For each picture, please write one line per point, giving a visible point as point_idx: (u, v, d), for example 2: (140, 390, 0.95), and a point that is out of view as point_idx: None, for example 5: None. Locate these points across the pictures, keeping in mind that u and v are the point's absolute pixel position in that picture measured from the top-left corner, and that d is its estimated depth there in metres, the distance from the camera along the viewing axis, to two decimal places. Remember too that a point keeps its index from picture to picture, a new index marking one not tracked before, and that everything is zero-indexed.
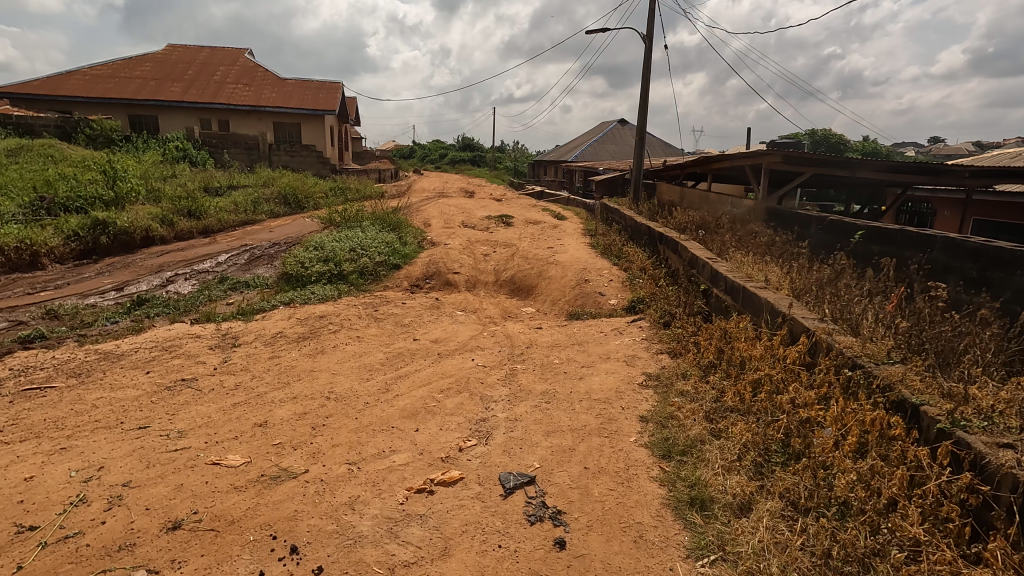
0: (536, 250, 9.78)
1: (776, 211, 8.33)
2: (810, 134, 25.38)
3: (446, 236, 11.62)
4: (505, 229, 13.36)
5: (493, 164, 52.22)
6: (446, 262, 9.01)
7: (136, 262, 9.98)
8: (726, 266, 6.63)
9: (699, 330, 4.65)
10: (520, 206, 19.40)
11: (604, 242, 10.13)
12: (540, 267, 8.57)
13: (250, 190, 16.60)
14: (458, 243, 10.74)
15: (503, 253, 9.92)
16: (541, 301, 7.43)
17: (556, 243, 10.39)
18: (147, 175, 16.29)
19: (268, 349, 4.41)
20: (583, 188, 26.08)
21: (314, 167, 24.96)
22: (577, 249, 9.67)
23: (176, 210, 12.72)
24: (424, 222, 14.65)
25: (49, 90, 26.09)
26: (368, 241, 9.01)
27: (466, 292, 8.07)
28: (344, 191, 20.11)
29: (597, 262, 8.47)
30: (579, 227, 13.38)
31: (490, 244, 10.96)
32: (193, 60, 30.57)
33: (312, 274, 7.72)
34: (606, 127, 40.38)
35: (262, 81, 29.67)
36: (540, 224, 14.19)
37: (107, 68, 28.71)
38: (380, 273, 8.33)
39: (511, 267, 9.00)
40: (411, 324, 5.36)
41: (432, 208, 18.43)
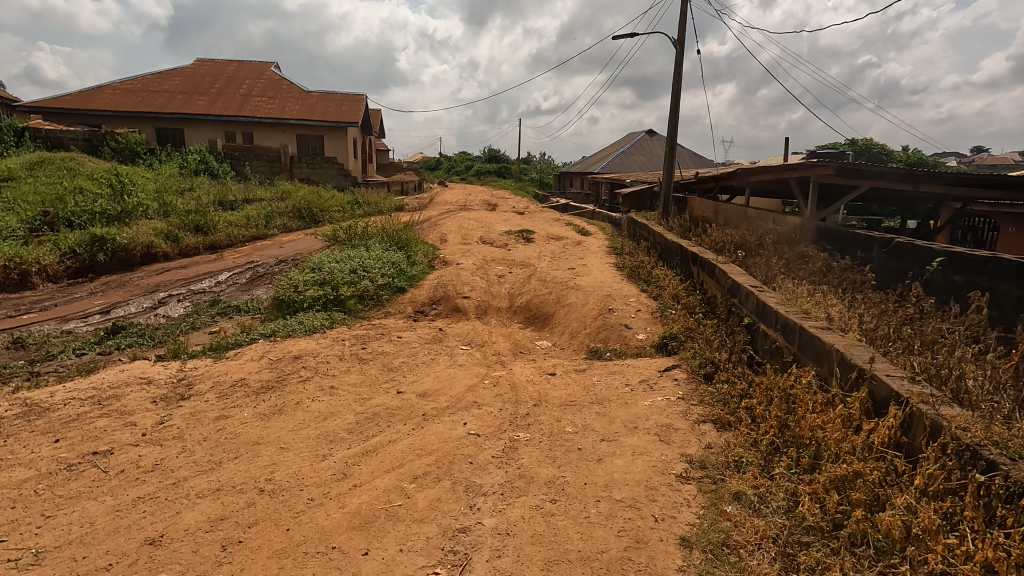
0: (556, 271, 8.91)
1: (829, 231, 7.30)
2: (850, 145, 23.97)
3: (459, 254, 10.85)
4: (525, 246, 12.52)
5: (519, 175, 51.59)
6: (456, 285, 8.22)
7: (133, 282, 9.48)
8: (775, 297, 5.64)
9: (751, 387, 3.70)
10: (543, 221, 18.58)
11: (632, 263, 9.20)
12: (558, 292, 7.69)
13: (264, 204, 16.20)
14: (472, 262, 9.95)
15: (520, 274, 9.07)
16: (558, 333, 6.56)
17: (577, 264, 9.51)
18: (163, 188, 16.04)
19: (219, 404, 3.65)
20: (609, 200, 25.12)
21: (335, 180, 24.68)
22: (601, 270, 8.77)
23: (184, 225, 12.30)
24: (441, 237, 13.95)
25: (80, 105, 26.49)
26: (372, 262, 8.28)
27: (475, 320, 7.24)
28: (362, 205, 19.62)
29: (623, 287, 7.54)
30: (604, 244, 12.46)
31: (506, 264, 10.13)
32: (221, 74, 30.79)
33: (305, 300, 7.01)
34: (633, 138, 39.35)
35: (287, 94, 29.66)
36: (562, 241, 13.32)
37: (137, 83, 29.12)
38: (381, 299, 7.58)
39: (527, 290, 8.14)
40: (401, 367, 4.55)
41: (451, 222, 17.76)
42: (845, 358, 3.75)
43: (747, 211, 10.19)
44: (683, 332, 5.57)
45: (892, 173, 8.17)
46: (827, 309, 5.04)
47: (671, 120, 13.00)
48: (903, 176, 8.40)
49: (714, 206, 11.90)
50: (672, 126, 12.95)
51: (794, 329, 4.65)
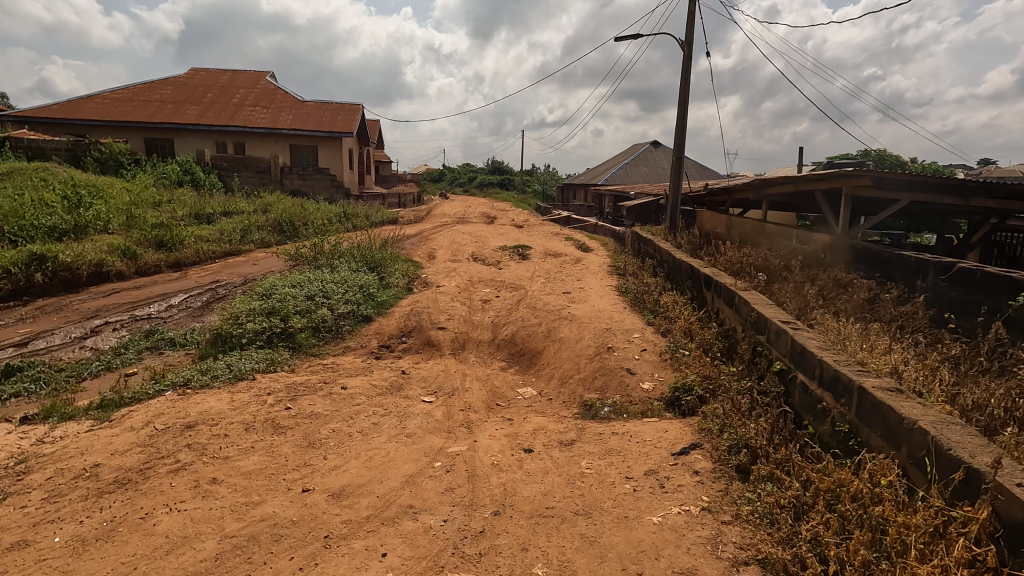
0: (549, 295, 7.77)
1: (869, 253, 6.13)
2: (864, 155, 22.86)
3: (443, 275, 9.77)
4: (518, 265, 11.39)
5: (521, 188, 50.70)
6: (432, 312, 7.09)
7: (72, 306, 8.40)
8: (815, 339, 4.50)
9: (807, 491, 2.58)
10: (541, 236, 17.46)
11: (637, 286, 8.07)
12: (549, 322, 6.55)
13: (244, 216, 15.19)
14: (455, 284, 8.83)
15: (508, 300, 7.94)
16: (546, 376, 5.41)
17: (574, 286, 8.37)
18: (136, 201, 15.07)
19: (35, 516, 2.54)
20: (612, 213, 24.04)
21: (327, 192, 23.72)
22: (601, 296, 7.65)
23: (147, 240, 11.27)
24: (429, 255, 12.86)
25: (67, 114, 25.70)
26: (334, 286, 7.17)
27: (449, 358, 6.10)
28: (351, 218, 18.58)
29: (626, 317, 6.38)
30: (605, 263, 11.35)
31: (494, 286, 9.01)
32: (214, 84, 30.07)
33: (245, 333, 5.87)
34: (638, 150, 38.37)
35: (280, 104, 28.85)
36: (560, 259, 12.22)
37: (128, 93, 28.39)
38: (340, 332, 6.45)
39: (514, 319, 7.01)
40: (326, 444, 3.40)
41: (444, 237, 16.67)
42: (939, 446, 2.62)
43: (766, 228, 9.09)
44: (702, 383, 4.42)
45: (937, 184, 6.98)
46: (887, 360, 3.90)
47: (679, 128, 11.94)
48: (950, 188, 7.19)
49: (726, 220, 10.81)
50: (680, 134, 11.88)
51: (851, 390, 3.52)
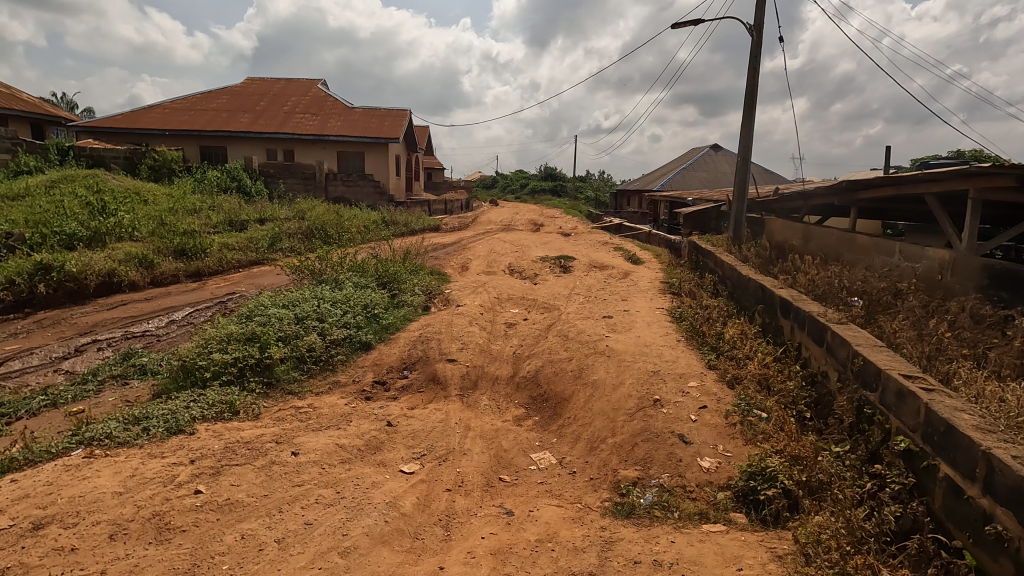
0: (586, 320, 6.46)
1: (1020, 278, 4.51)
2: (961, 155, 20.10)
3: (469, 291, 8.64)
4: (557, 279, 10.11)
5: (574, 195, 49.27)
6: (444, 340, 5.96)
7: (70, 320, 7.82)
8: (965, 410, 3.04)
9: None
10: (588, 245, 16.11)
11: (694, 310, 6.64)
12: (581, 358, 5.26)
13: (277, 223, 14.69)
14: (479, 302, 7.68)
15: (536, 324, 6.69)
16: (571, 436, 4.13)
17: (617, 309, 7.01)
18: (173, 208, 14.87)
19: None
20: (667, 221, 22.34)
21: (370, 199, 23.25)
22: (649, 322, 6.26)
23: (168, 249, 10.78)
24: (461, 267, 11.82)
25: (128, 124, 26.55)
26: (332, 307, 6.16)
27: (455, 403, 4.93)
28: (388, 226, 17.86)
29: (681, 352, 5.00)
30: (657, 278, 9.91)
31: (525, 305, 7.79)
32: (267, 93, 30.53)
33: (210, 364, 4.87)
34: (696, 154, 36.20)
35: (330, 112, 28.88)
36: (606, 272, 10.84)
37: (187, 103, 29.19)
38: (327, 365, 5.40)
39: (540, 350, 5.76)
40: (216, 567, 2.31)
41: (482, 246, 15.61)
42: None
43: (856, 240, 7.46)
44: (790, 472, 3.07)
45: None
46: None
47: (746, 124, 10.36)
48: None
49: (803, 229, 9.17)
50: (747, 131, 10.29)
51: None
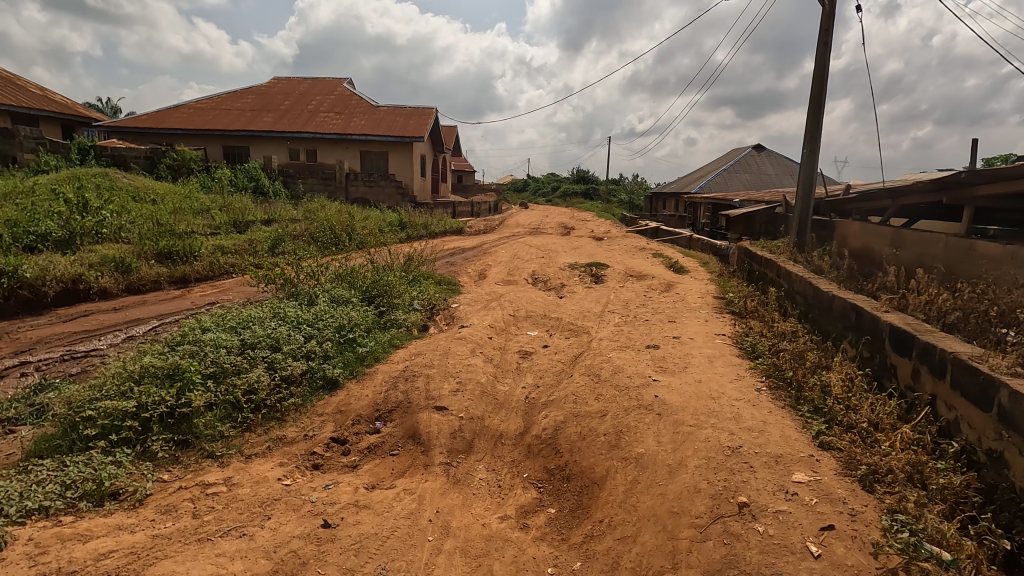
0: (623, 351, 4.90)
1: None
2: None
3: (479, 305, 7.20)
4: (587, 291, 8.56)
5: (607, 198, 47.42)
6: (434, 377, 4.50)
7: (14, 335, 6.68)
8: None
9: None
10: (623, 250, 14.48)
11: (770, 341, 4.99)
12: (619, 414, 3.69)
13: (284, 224, 13.58)
14: (488, 322, 6.21)
15: (558, 354, 5.17)
16: (603, 560, 2.59)
17: (664, 336, 5.41)
18: (177, 209, 13.94)
19: None
20: (709, 225, 20.49)
21: (391, 200, 22.13)
22: (711, 357, 4.64)
23: (152, 252, 9.67)
24: (478, 276, 10.42)
25: (152, 124, 26.10)
26: (293, 331, 4.78)
27: (436, 477, 3.46)
28: (405, 229, 16.61)
29: (768, 412, 3.39)
30: (708, 292, 8.26)
31: (545, 325, 6.30)
32: (293, 93, 29.94)
33: (99, 416, 3.49)
34: (739, 154, 34.04)
35: (353, 111, 27.97)
36: (645, 283, 9.23)
37: (213, 103, 28.76)
38: (271, 414, 4.01)
39: (560, 396, 4.24)
40: None
41: (505, 251, 14.16)
42: None
43: (978, 249, 5.70)
44: None
45: None
46: None
47: (815, 110, 8.64)
48: None
49: (892, 233, 7.41)
50: (815, 119, 8.60)
51: None
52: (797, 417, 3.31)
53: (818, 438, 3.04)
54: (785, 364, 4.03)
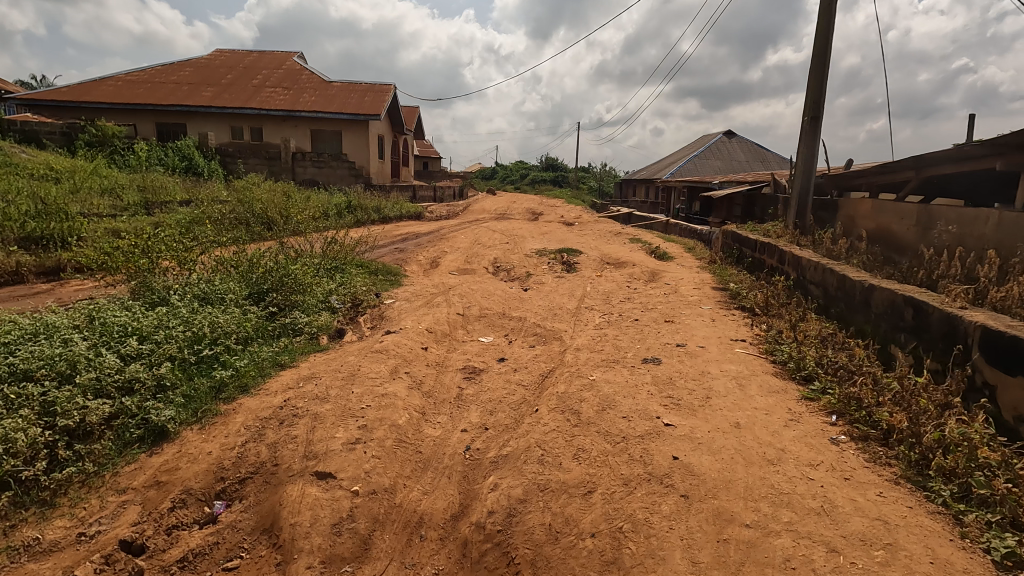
0: (610, 369, 3.39)
1: None
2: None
3: (420, 302, 5.62)
4: (558, 281, 7.06)
5: (577, 184, 46.01)
6: (324, 419, 2.90)
7: None
8: None
9: None
10: (598, 236, 13.07)
11: (814, 351, 3.57)
12: (615, 494, 2.17)
13: (207, 204, 11.64)
14: (425, 324, 4.64)
15: (518, 374, 3.64)
16: None
17: (662, 345, 3.93)
18: (78, 187, 11.80)
19: None
20: (685, 211, 19.29)
21: (343, 181, 20.14)
22: (738, 380, 3.18)
23: (16, 235, 7.70)
24: (430, 265, 8.82)
25: (73, 97, 23.27)
26: (108, 348, 3.08)
27: None
28: (354, 213, 14.81)
29: (878, 495, 1.93)
30: (702, 281, 6.88)
31: (503, 329, 4.76)
32: (237, 66, 27.47)
33: None
34: (709, 141, 33.09)
35: (303, 86, 25.68)
36: (627, 272, 7.78)
37: (146, 75, 26.08)
38: (27, 500, 2.36)
39: (516, 448, 2.69)
40: None
41: (466, 236, 12.56)
42: None
43: None
44: None
45: None
46: None
47: None
48: None
49: (915, 209, 6.16)
50: None
51: None
52: (934, 506, 1.86)
53: (1001, 564, 1.58)
54: (867, 395, 2.59)
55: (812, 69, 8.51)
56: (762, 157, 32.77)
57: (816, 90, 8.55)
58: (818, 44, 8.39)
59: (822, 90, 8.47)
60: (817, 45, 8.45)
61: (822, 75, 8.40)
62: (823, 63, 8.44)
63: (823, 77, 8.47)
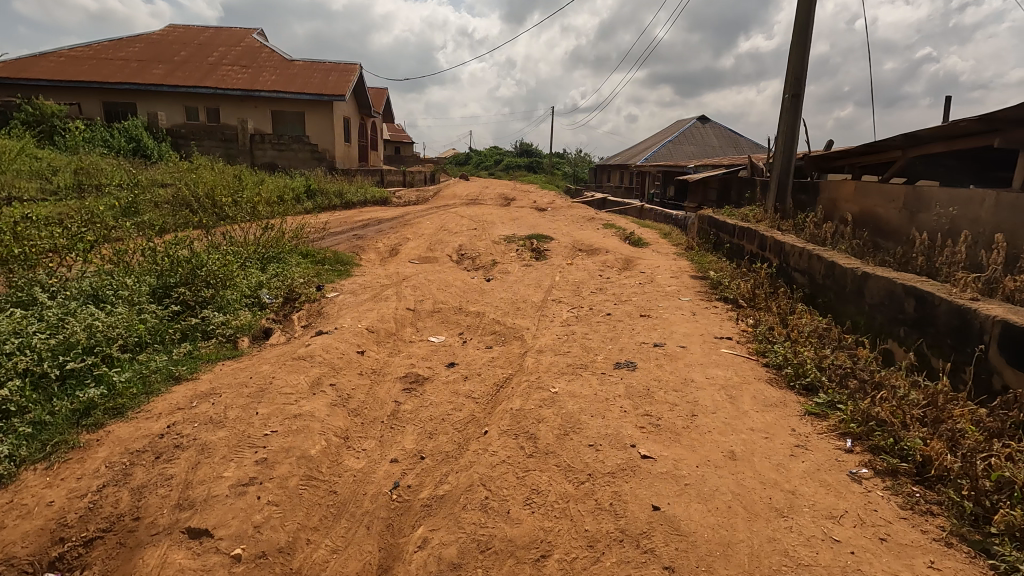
0: (576, 378, 2.84)
1: None
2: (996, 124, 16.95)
3: (367, 295, 4.97)
4: (524, 270, 6.48)
5: (551, 170, 45.30)
6: (212, 452, 2.28)
7: None
8: None
9: None
10: (570, 221, 12.52)
11: (811, 352, 3.08)
12: (577, 563, 1.62)
13: (148, 188, 10.67)
14: (368, 322, 4.01)
15: (470, 384, 3.06)
16: None
17: (637, 346, 3.40)
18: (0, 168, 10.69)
19: None
20: (660, 196, 18.87)
21: (306, 165, 19.11)
22: (727, 391, 2.65)
23: None
24: (389, 253, 8.13)
25: (10, 73, 21.61)
26: None
27: None
28: (313, 198, 13.93)
29: (931, 568, 1.42)
30: (679, 269, 6.40)
31: (459, 327, 4.16)
32: (192, 42, 25.94)
33: None
34: (683, 126, 32.74)
35: (262, 65, 24.38)
36: (601, 259, 7.25)
37: (91, 51, 24.40)
38: None
39: (457, 488, 2.11)
40: None
41: (432, 222, 11.86)
42: None
43: None
44: None
45: None
46: None
47: None
48: None
49: (903, 190, 5.73)
50: None
51: None
52: None
53: None
54: (890, 415, 2.09)
55: (793, 42, 8.01)
56: (735, 143, 32.59)
57: (797, 65, 8.06)
58: (800, 15, 7.89)
59: (804, 65, 7.99)
60: (798, 16, 7.94)
61: (803, 49, 7.91)
62: (804, 36, 7.94)
63: (805, 51, 7.98)
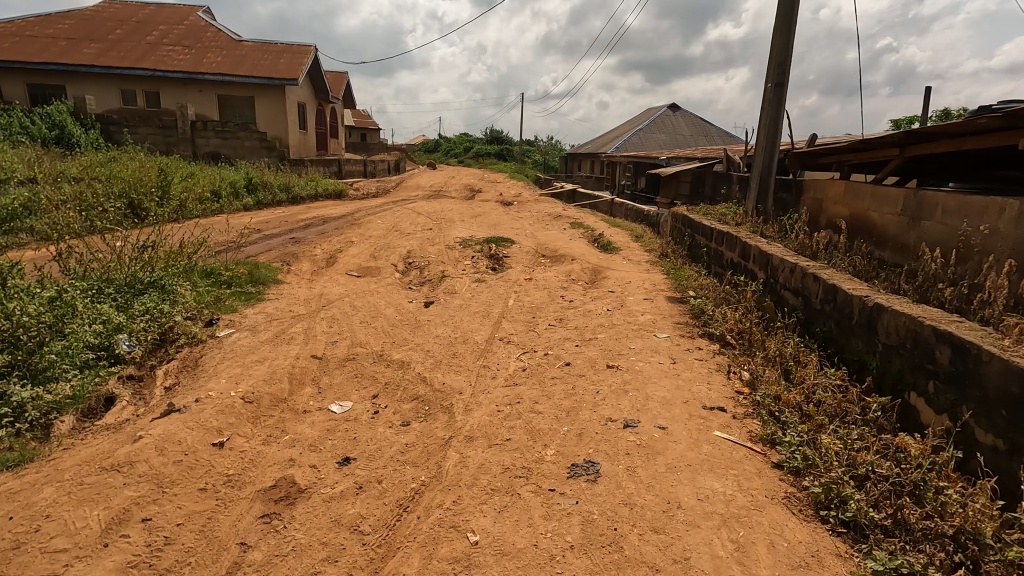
0: (512, 508, 1.93)
1: None
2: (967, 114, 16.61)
3: (269, 334, 3.94)
4: (475, 288, 5.53)
5: (521, 158, 44.17)
6: None
7: None
8: None
9: None
10: (535, 219, 11.58)
11: (839, 443, 2.24)
12: None
13: (51, 184, 9.27)
14: (247, 385, 3.00)
15: (362, 502, 2.13)
16: None
17: (601, 428, 2.51)
18: None
19: None
20: (631, 188, 18.07)
21: (254, 154, 17.63)
22: (730, 531, 1.79)
23: None
24: (324, 263, 7.05)
25: None
26: None
27: None
28: (255, 193, 12.61)
29: None
30: (653, 287, 5.56)
31: (373, 385, 3.20)
32: (128, 19, 23.86)
33: None
34: (654, 113, 32.01)
35: (207, 45, 22.57)
36: (565, 271, 6.35)
37: (14, 27, 22.16)
38: None
39: None
40: None
41: (384, 222, 10.77)
42: None
43: None
44: None
45: None
46: None
47: None
48: None
49: (903, 193, 4.93)
50: None
51: None
52: None
53: None
54: None
55: (777, 25, 7.15)
56: (706, 131, 32.04)
57: (782, 50, 7.21)
58: None
59: (789, 51, 7.15)
60: None
61: (789, 32, 7.06)
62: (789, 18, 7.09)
63: (790, 34, 7.13)
